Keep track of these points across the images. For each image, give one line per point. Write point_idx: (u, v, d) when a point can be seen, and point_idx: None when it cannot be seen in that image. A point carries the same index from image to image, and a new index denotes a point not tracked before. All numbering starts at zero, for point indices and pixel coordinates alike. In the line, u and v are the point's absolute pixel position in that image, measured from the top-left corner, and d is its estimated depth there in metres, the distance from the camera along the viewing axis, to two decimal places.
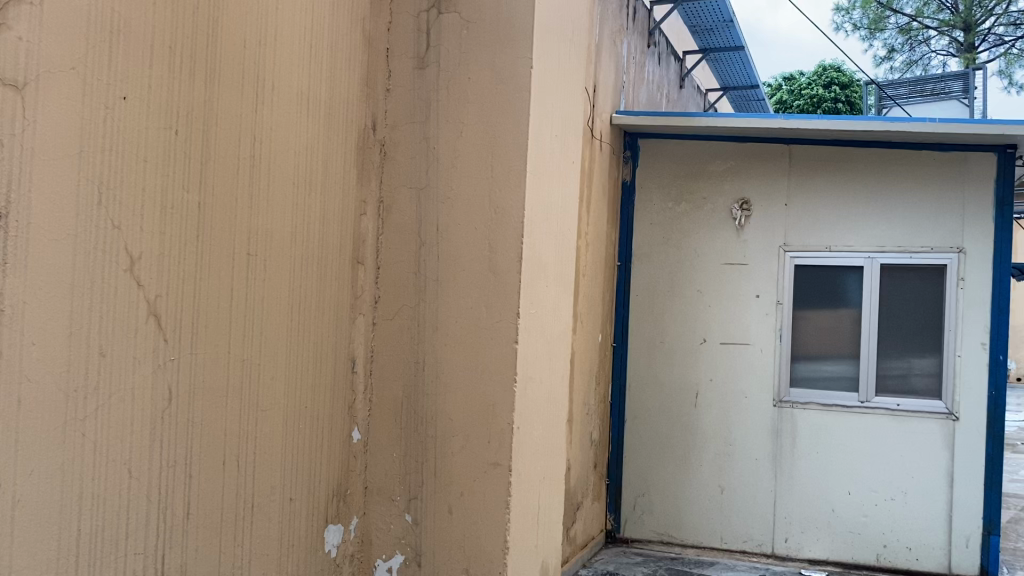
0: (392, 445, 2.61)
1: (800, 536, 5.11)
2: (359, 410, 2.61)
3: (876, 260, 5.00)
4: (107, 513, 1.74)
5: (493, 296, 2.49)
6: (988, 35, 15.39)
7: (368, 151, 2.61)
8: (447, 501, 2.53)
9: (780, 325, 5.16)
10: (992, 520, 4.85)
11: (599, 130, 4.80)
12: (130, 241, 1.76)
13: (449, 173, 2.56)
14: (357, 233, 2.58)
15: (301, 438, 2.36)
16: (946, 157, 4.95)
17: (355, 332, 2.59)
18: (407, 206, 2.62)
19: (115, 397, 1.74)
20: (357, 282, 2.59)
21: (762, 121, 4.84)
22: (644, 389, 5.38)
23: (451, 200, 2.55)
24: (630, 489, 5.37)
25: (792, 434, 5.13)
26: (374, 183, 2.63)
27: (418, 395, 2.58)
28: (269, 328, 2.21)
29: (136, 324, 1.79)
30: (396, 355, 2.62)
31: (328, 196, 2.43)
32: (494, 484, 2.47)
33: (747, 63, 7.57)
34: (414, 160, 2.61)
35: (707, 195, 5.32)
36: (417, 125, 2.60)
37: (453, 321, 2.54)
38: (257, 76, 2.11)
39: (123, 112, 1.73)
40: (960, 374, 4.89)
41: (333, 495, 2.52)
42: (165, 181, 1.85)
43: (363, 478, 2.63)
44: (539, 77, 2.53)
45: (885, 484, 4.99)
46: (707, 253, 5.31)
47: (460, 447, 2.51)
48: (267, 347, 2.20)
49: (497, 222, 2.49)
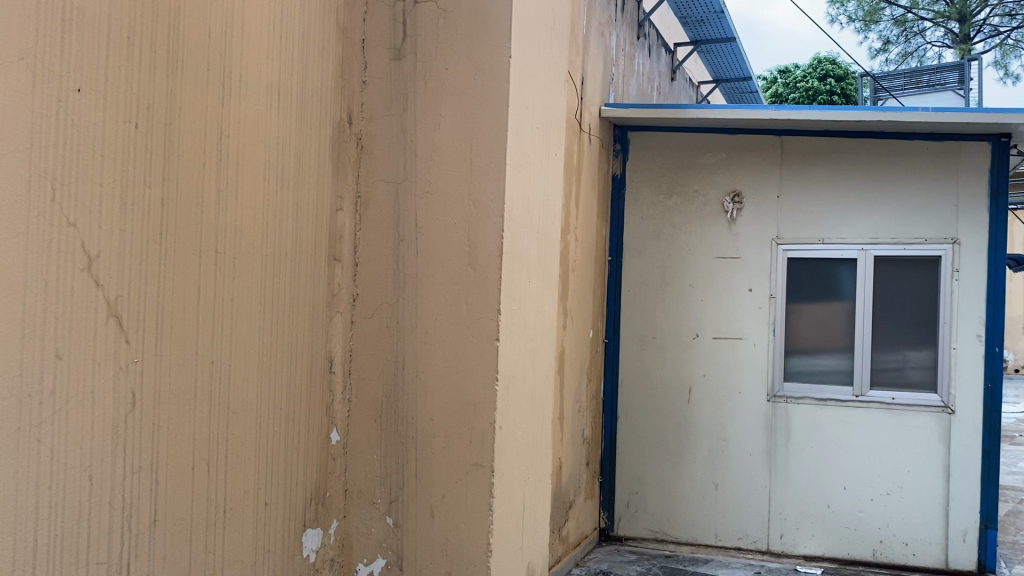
0: (373, 446, 2.55)
1: (795, 532, 5.05)
2: (338, 411, 2.55)
3: (869, 252, 4.94)
4: (66, 523, 1.67)
5: (473, 292, 2.42)
6: (983, 26, 15.31)
7: (344, 145, 2.54)
8: (428, 503, 2.47)
9: (773, 318, 5.10)
10: (989, 514, 4.78)
11: (587, 123, 4.73)
12: (88, 239, 1.69)
13: (428, 166, 2.49)
14: (333, 229, 2.51)
15: (275, 441, 2.29)
16: (940, 146, 4.88)
17: (332, 331, 2.52)
18: (385, 201, 2.55)
19: (74, 402, 1.68)
20: (333, 280, 2.52)
21: (753, 113, 4.77)
22: (637, 385, 5.32)
23: (429, 193, 2.48)
24: (623, 487, 5.31)
25: (786, 429, 5.07)
26: (351, 177, 2.57)
27: (397, 394, 2.51)
28: (241, 328, 2.14)
29: (95, 326, 1.72)
30: (376, 354, 2.55)
31: (302, 191, 2.36)
32: (475, 486, 2.40)
33: (739, 55, 7.49)
34: (391, 154, 2.54)
35: (698, 188, 5.25)
36: (394, 118, 2.54)
37: (433, 318, 2.47)
38: (223, 66, 2.04)
39: (78, 105, 1.66)
40: (956, 366, 4.82)
41: (311, 498, 2.46)
42: (125, 176, 1.78)
43: (342, 481, 2.57)
44: (519, 66, 2.46)
45: (882, 479, 4.93)
46: (698, 246, 5.25)
47: (441, 448, 2.44)
48: (239, 348, 2.14)
49: (476, 217, 2.42)
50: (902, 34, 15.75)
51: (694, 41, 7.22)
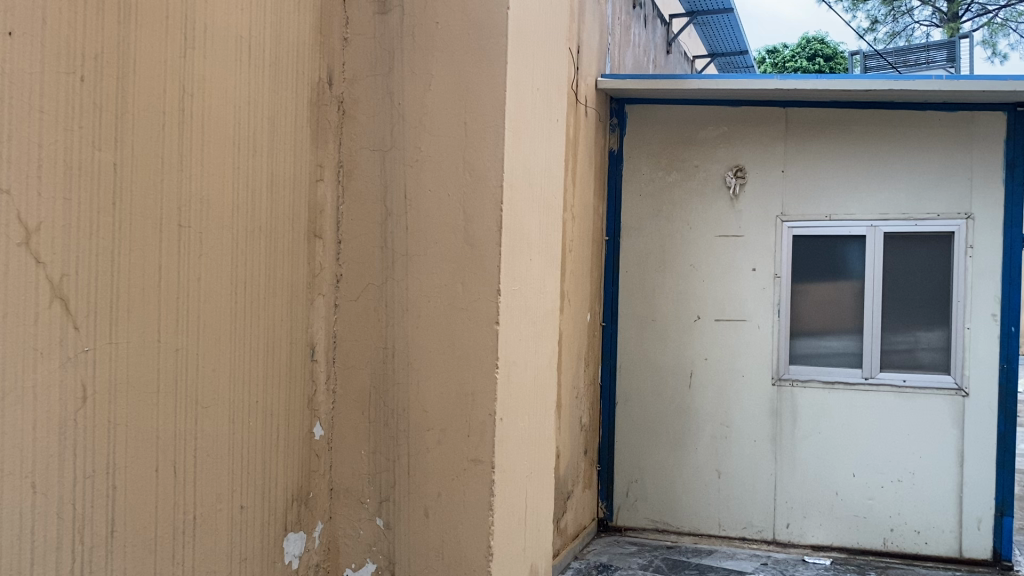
0: (361, 442, 2.32)
1: (802, 521, 4.87)
2: (321, 403, 2.32)
3: (878, 228, 4.73)
4: (5, 539, 1.43)
5: (469, 270, 2.19)
6: (970, 5, 15.01)
7: (324, 110, 2.30)
8: (423, 504, 2.24)
9: (778, 299, 4.89)
10: (1004, 500, 4.61)
11: (584, 94, 4.49)
12: (25, 208, 1.45)
13: (418, 132, 2.24)
14: (313, 202, 2.27)
15: (251, 440, 2.06)
16: (952, 117, 4.68)
17: (314, 314, 2.29)
18: (371, 170, 2.31)
19: (11, 398, 1.44)
20: (314, 258, 2.28)
21: (756, 83, 4.55)
22: (635, 370, 5.11)
23: (420, 161, 2.24)
24: (622, 475, 5.12)
25: (792, 413, 4.88)
26: (332, 146, 2.32)
27: (387, 384, 2.28)
28: (210, 313, 1.90)
29: (35, 310, 1.48)
30: (362, 341, 2.31)
31: (278, 159, 2.12)
32: (474, 484, 2.18)
33: (736, 26, 7.25)
34: (377, 119, 2.30)
35: (698, 163, 5.03)
36: (379, 78, 2.30)
37: (424, 299, 2.23)
38: (185, 14, 1.80)
39: (10, 51, 1.41)
40: (970, 347, 4.64)
41: (293, 499, 2.23)
42: (69, 137, 1.53)
43: (327, 479, 2.35)
44: (518, 19, 2.22)
45: (891, 466, 4.75)
46: (699, 224, 5.03)
47: (435, 443, 2.22)
48: (209, 334, 1.90)
49: (472, 187, 2.18)
50: (890, 14, 15.07)
51: (690, 13, 6.99)
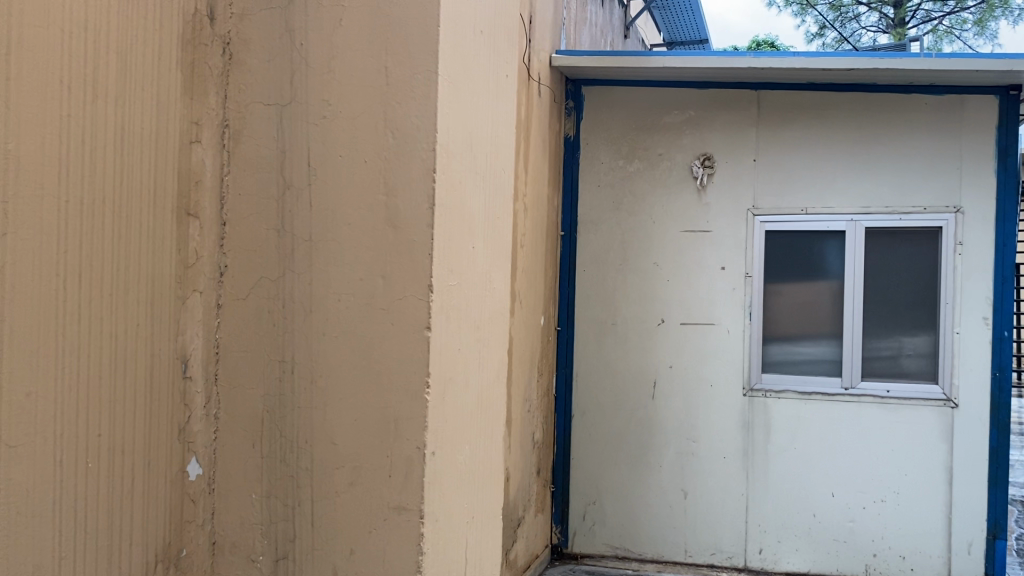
0: (250, 481, 1.80)
1: (776, 546, 4.46)
2: (196, 433, 1.79)
3: (859, 223, 4.35)
4: None
5: (392, 258, 1.68)
6: (916, 11, 14.77)
7: (202, 53, 1.77)
8: (330, 563, 1.72)
9: (748, 300, 4.48)
10: (998, 522, 4.26)
11: (537, 71, 4.03)
12: None
13: (325, 80, 1.72)
14: (185, 172, 1.74)
15: (91, 486, 1.52)
16: (938, 102, 4.31)
17: (187, 318, 1.76)
18: (265, 130, 1.78)
19: None
20: (186, 243, 1.75)
21: (728, 62, 4.13)
22: (593, 380, 4.65)
23: (328, 119, 1.72)
24: (578, 497, 4.66)
25: (765, 426, 4.46)
26: (214, 98, 1.80)
27: (285, 408, 1.76)
28: (22, 315, 1.36)
29: None
30: (252, 353, 1.79)
31: (131, 110, 1.59)
32: (396, 538, 1.67)
33: (697, 10, 6.84)
34: (272, 64, 1.78)
35: (663, 151, 4.60)
36: (276, 12, 1.78)
37: (333, 299, 1.71)
38: None
39: None
40: (959, 353, 4.27)
41: (159, 562, 1.70)
42: None
43: (207, 532, 1.82)
44: None
45: (874, 485, 4.36)
46: (663, 219, 4.59)
47: (347, 485, 1.70)
48: (21, 346, 1.36)
49: (397, 152, 1.68)
50: (839, 19, 14.87)
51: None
